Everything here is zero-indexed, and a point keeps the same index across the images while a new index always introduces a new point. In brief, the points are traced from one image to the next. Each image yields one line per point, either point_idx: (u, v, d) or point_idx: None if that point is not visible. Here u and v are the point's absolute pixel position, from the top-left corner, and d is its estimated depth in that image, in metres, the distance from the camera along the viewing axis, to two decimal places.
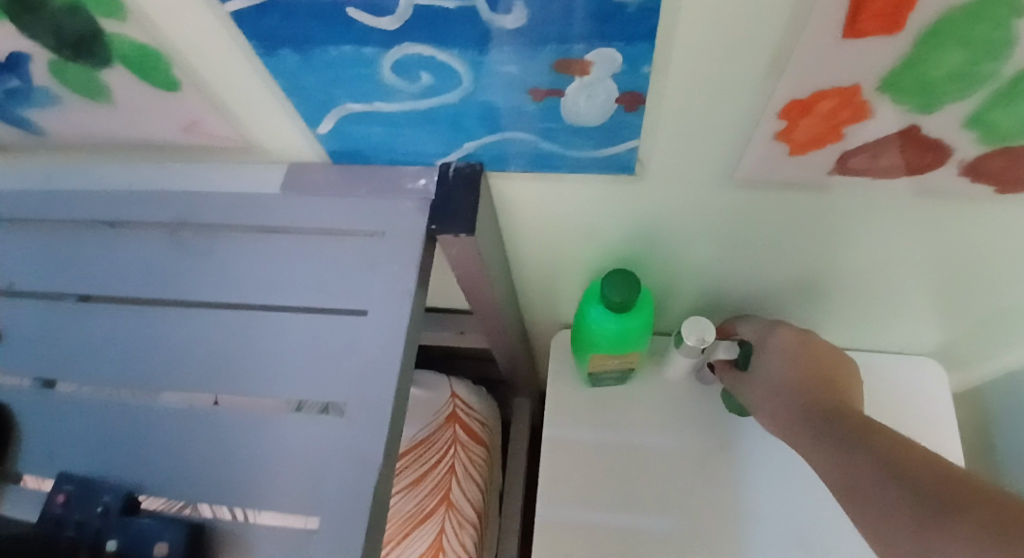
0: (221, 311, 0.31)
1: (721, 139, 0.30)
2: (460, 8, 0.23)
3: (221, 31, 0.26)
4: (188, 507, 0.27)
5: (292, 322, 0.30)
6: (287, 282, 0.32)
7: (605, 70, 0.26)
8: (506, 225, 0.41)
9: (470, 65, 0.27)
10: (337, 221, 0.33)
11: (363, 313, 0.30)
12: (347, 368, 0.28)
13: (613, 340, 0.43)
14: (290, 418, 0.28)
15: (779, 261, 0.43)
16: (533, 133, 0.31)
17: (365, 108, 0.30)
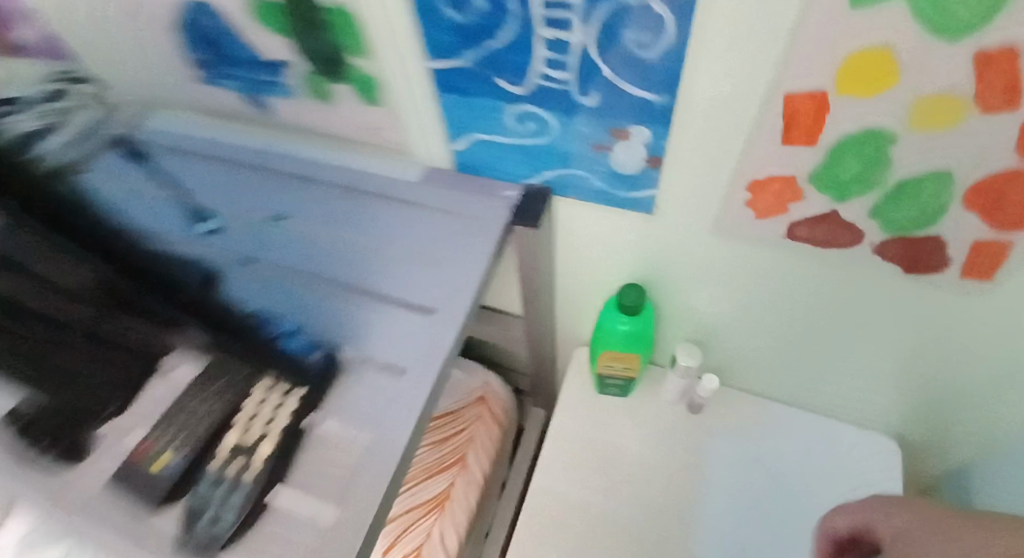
0: (364, 242, 0.47)
1: (713, 203, 0.43)
2: (560, 87, 0.38)
3: (416, 74, 0.43)
4: (327, 345, 0.42)
5: (407, 257, 0.46)
6: (407, 233, 0.47)
7: (639, 137, 0.39)
8: (556, 245, 0.56)
9: (559, 122, 0.41)
10: (446, 202, 0.49)
11: (453, 260, 0.45)
12: (439, 289, 0.44)
13: (623, 340, 0.56)
14: (398, 309, 0.43)
15: (762, 317, 0.55)
16: (589, 172, 0.45)
17: (486, 138, 0.46)
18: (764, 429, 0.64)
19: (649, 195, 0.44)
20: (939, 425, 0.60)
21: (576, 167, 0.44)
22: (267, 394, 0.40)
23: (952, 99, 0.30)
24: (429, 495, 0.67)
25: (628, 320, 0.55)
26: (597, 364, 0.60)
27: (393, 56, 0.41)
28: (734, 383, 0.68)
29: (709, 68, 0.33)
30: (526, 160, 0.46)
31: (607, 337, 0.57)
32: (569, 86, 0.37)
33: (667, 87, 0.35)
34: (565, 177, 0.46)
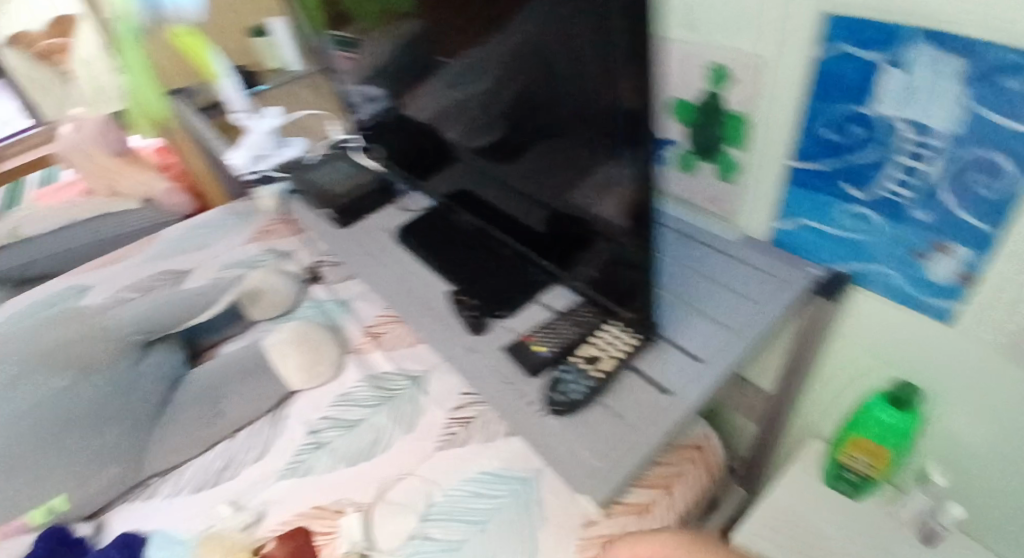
0: (702, 275, 0.74)
1: (1004, 323, 0.58)
2: (897, 200, 0.59)
3: (779, 169, 0.69)
4: (668, 324, 0.69)
5: (729, 293, 0.71)
6: (733, 278, 0.73)
7: (941, 250, 0.59)
8: (843, 326, 0.75)
9: (885, 224, 0.62)
10: (765, 265, 0.73)
11: (764, 303, 0.69)
12: (749, 318, 0.68)
13: (884, 432, 0.73)
14: (715, 319, 0.69)
15: (1014, 440, 0.65)
16: (889, 267, 0.64)
17: (819, 226, 0.69)
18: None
19: (948, 306, 0.62)
20: None
21: (894, 266, 0.64)
22: (622, 336, 0.68)
23: None
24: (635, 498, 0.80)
25: (897, 415, 0.71)
26: (844, 451, 0.77)
27: (770, 156, 0.69)
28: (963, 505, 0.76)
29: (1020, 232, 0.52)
30: (845, 251, 0.68)
31: (868, 423, 0.74)
32: (904, 202, 0.59)
33: (992, 219, 0.53)
34: (878, 272, 0.66)
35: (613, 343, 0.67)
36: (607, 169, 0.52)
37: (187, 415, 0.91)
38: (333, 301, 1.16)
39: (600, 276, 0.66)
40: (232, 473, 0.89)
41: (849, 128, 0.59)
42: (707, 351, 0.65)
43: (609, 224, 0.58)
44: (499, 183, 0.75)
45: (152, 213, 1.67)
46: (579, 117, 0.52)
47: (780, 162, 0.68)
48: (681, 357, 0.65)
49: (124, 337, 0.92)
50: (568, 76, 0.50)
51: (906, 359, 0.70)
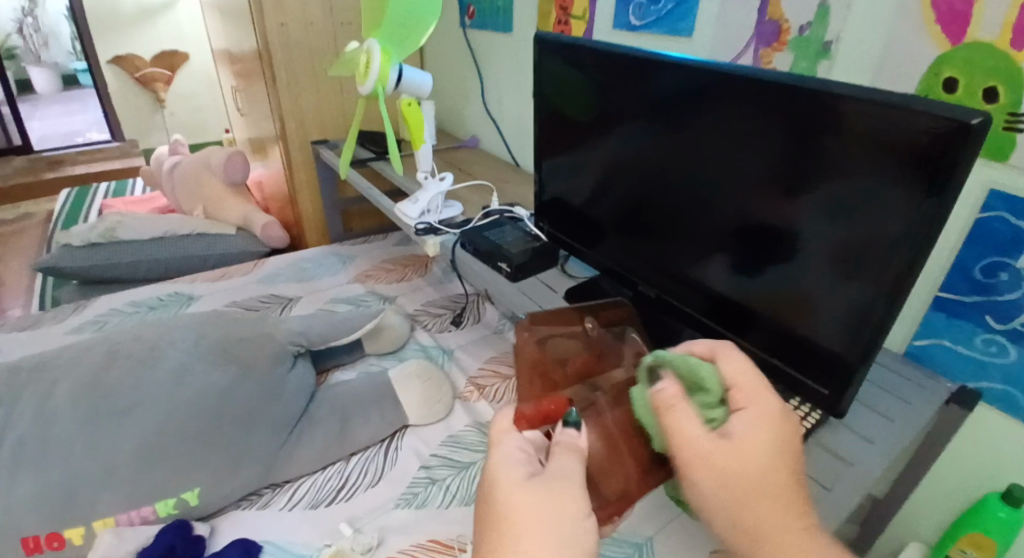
0: (878, 413, 0.69)
1: None
2: (1006, 330, 0.67)
3: (923, 300, 0.75)
4: (836, 450, 0.66)
5: (881, 430, 0.67)
6: (888, 414, 0.69)
7: (1016, 394, 0.68)
8: (951, 453, 0.77)
9: (1019, 351, 0.67)
10: (912, 383, 0.74)
11: (896, 418, 0.68)
12: (893, 435, 0.66)
13: (1002, 525, 0.70)
14: (850, 449, 0.65)
15: None
16: (1014, 389, 0.68)
17: (954, 348, 0.73)
18: None
19: None
20: None
21: (1022, 389, 0.68)
22: (838, 476, 0.62)
23: None
24: None
25: (1013, 510, 0.69)
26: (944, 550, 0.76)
27: (919, 294, 0.75)
28: None
29: None
30: (969, 368, 0.72)
31: (984, 520, 0.71)
32: (1017, 331, 0.66)
33: None
34: (1006, 392, 0.69)
35: (799, 418, 0.68)
36: (800, 240, 0.64)
37: (318, 427, 0.96)
38: (437, 348, 1.18)
39: (876, 347, 0.60)
40: (346, 496, 0.89)
41: (995, 273, 0.67)
42: (876, 434, 0.67)
43: (842, 267, 0.61)
44: (722, 261, 0.75)
45: (245, 241, 1.79)
46: (744, 221, 0.70)
47: (929, 294, 0.74)
48: (853, 437, 0.67)
49: (280, 343, 1.03)
50: (753, 185, 0.67)
51: (1007, 467, 0.72)
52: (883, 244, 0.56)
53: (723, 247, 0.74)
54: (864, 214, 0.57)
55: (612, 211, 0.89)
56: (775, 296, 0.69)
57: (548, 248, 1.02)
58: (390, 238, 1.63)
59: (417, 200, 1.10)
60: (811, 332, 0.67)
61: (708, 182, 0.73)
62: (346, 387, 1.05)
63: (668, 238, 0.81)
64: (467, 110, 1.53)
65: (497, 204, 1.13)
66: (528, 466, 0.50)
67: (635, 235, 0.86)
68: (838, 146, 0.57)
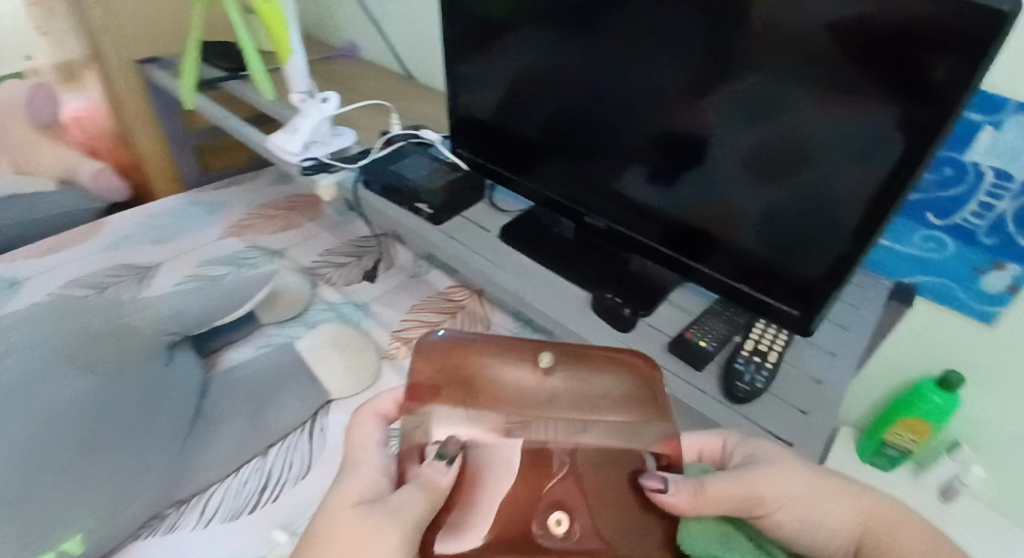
0: (831, 322, 0.68)
1: (972, 333, 0.71)
2: (946, 225, 0.67)
3: None
4: (799, 367, 0.63)
5: (840, 339, 0.67)
6: (846, 323, 0.68)
7: (952, 285, 0.70)
8: (887, 346, 0.79)
9: (959, 245, 0.67)
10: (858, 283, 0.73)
11: (848, 328, 0.68)
12: (851, 348, 0.65)
13: (934, 412, 0.74)
14: (814, 366, 0.64)
15: None
16: (954, 282, 0.70)
17: (893, 247, 0.73)
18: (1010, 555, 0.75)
19: (1000, 310, 0.67)
20: None
21: (956, 279, 0.69)
22: (811, 398, 0.60)
23: None
24: None
25: (947, 396, 0.73)
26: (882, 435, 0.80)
27: None
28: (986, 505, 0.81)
29: None
30: (909, 265, 0.72)
31: (919, 406, 0.75)
32: (958, 225, 0.67)
33: None
34: (942, 285, 0.71)
35: (769, 341, 0.63)
36: (727, 147, 0.58)
37: (223, 425, 0.81)
38: (348, 304, 1.03)
39: (850, 264, 0.55)
40: (272, 496, 0.76)
41: (941, 168, 0.65)
42: (837, 347, 0.66)
43: (777, 172, 0.56)
44: (644, 173, 0.67)
45: (77, 198, 1.44)
46: (666, 130, 0.62)
47: None
48: (815, 351, 0.65)
49: (152, 333, 0.84)
50: (676, 89, 0.58)
51: (941, 352, 0.75)
52: (863, 149, 0.49)
53: (662, 166, 0.65)
54: (809, 117, 0.50)
55: (529, 129, 0.77)
56: (731, 215, 0.62)
57: (470, 178, 0.87)
58: (265, 177, 1.37)
59: (297, 130, 0.89)
60: (744, 244, 0.63)
61: (631, 96, 0.63)
62: (246, 368, 0.89)
63: (601, 160, 0.71)
64: (336, 11, 1.26)
65: (398, 127, 0.95)
66: (371, 493, 0.40)
67: (563, 157, 0.75)
68: (783, 40, 0.48)
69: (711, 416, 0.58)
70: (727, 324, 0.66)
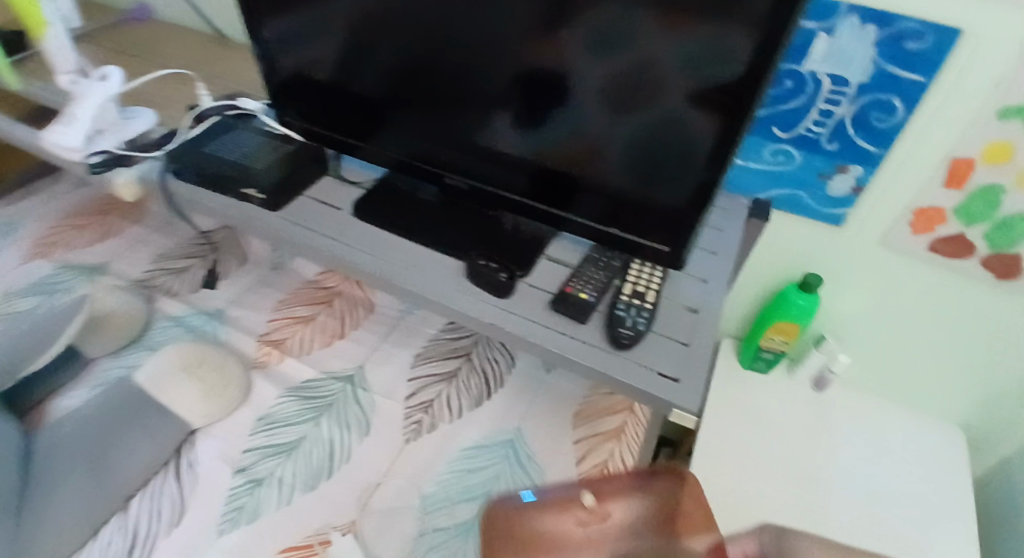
0: (697, 248, 0.68)
1: (823, 234, 0.75)
2: (791, 137, 0.69)
3: None
4: (674, 300, 0.61)
5: (707, 261, 0.67)
6: (711, 245, 0.69)
7: (803, 193, 0.73)
8: (753, 259, 0.82)
9: (804, 154, 0.70)
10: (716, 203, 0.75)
11: (714, 252, 0.68)
12: (720, 270, 0.65)
13: (799, 314, 0.77)
14: (690, 293, 0.62)
15: (893, 316, 0.79)
16: (805, 191, 0.72)
17: (747, 164, 0.74)
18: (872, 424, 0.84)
19: (845, 211, 0.71)
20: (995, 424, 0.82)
21: (806, 188, 0.72)
22: (692, 328, 0.59)
23: None
24: (560, 461, 0.79)
25: (810, 297, 0.76)
26: (757, 342, 0.83)
27: None
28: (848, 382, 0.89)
29: (915, 133, 0.64)
30: (764, 181, 0.74)
31: (787, 310, 0.78)
32: (802, 134, 0.69)
33: (887, 143, 0.65)
34: (794, 195, 0.73)
35: (646, 280, 0.61)
36: (585, 81, 0.53)
37: (63, 489, 0.70)
38: (199, 316, 0.90)
39: (711, 189, 0.54)
40: (144, 554, 0.68)
41: (782, 80, 0.66)
42: (708, 272, 0.65)
43: (638, 103, 0.52)
44: (504, 119, 0.61)
45: None
46: (520, 68, 0.56)
47: None
48: (689, 280, 0.64)
49: None
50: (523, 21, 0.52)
51: (799, 257, 0.79)
52: (711, 68, 0.46)
53: (516, 109, 0.60)
54: (662, 40, 0.47)
55: (366, 86, 0.67)
56: (597, 155, 0.58)
57: (307, 149, 0.76)
58: (67, 180, 1.15)
59: (74, 120, 0.72)
60: (614, 185, 0.60)
61: (470, 29, 0.56)
62: (82, 419, 0.77)
63: (451, 109, 0.64)
64: None
65: (210, 100, 0.80)
66: None
67: (410, 113, 0.67)
68: None
69: (596, 368, 0.54)
70: (604, 268, 0.63)
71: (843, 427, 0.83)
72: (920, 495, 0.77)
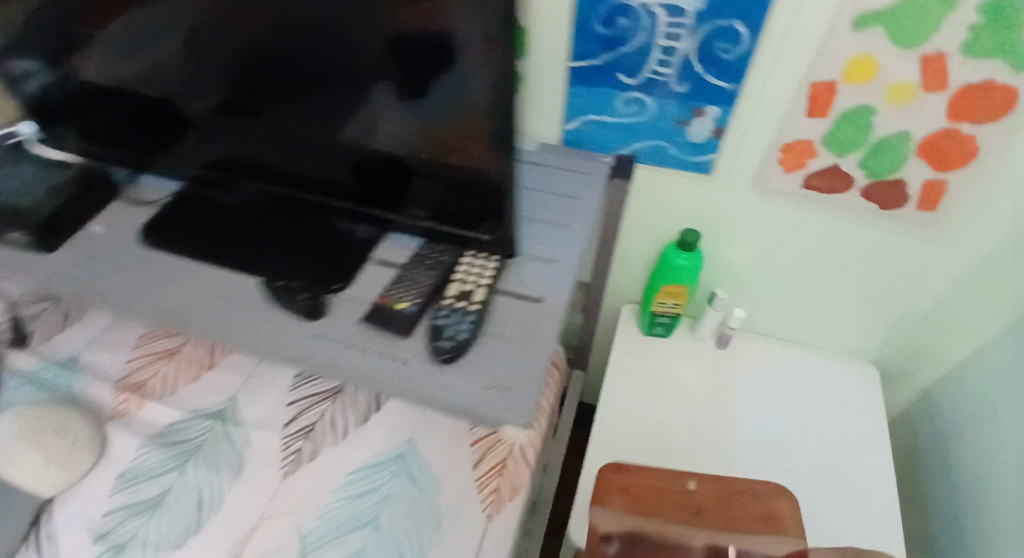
0: (545, 222, 0.60)
1: (695, 184, 0.68)
2: (638, 82, 0.61)
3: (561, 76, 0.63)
4: (513, 289, 0.53)
5: (555, 235, 0.59)
6: (560, 216, 0.61)
7: (665, 143, 0.65)
8: (630, 219, 0.75)
9: (657, 100, 0.62)
10: (567, 166, 0.67)
11: (568, 225, 0.60)
12: (568, 245, 0.58)
13: (682, 273, 0.72)
14: (531, 279, 0.54)
15: (785, 260, 0.72)
16: (666, 140, 0.65)
17: (600, 119, 0.66)
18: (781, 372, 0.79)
19: (711, 158, 0.64)
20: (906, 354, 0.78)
21: (668, 137, 0.64)
22: (531, 324, 0.51)
23: (909, 85, 0.52)
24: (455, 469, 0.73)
25: (689, 255, 0.70)
26: (650, 307, 0.77)
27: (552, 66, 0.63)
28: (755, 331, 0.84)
29: (767, 61, 0.55)
30: (622, 134, 0.66)
31: (669, 272, 0.72)
32: (648, 79, 0.60)
33: (739, 77, 0.57)
34: (656, 146, 0.65)
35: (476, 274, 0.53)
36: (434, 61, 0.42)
37: None
38: (45, 368, 0.81)
39: None
40: None
41: (614, 20, 0.57)
42: (557, 249, 0.57)
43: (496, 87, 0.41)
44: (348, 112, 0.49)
45: None
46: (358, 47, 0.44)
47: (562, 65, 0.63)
48: (533, 263, 0.56)
49: None
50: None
51: (679, 212, 0.72)
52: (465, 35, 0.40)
53: (285, 103, 0.51)
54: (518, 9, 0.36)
55: (125, 91, 0.57)
56: (456, 151, 0.47)
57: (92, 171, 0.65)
58: None
59: None
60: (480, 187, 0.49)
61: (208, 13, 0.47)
62: None
63: (224, 111, 0.55)
64: None
65: None
66: None
67: (181, 117, 0.57)
68: None
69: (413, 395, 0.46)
70: (431, 267, 0.54)
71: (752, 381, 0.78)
72: (831, 444, 0.72)
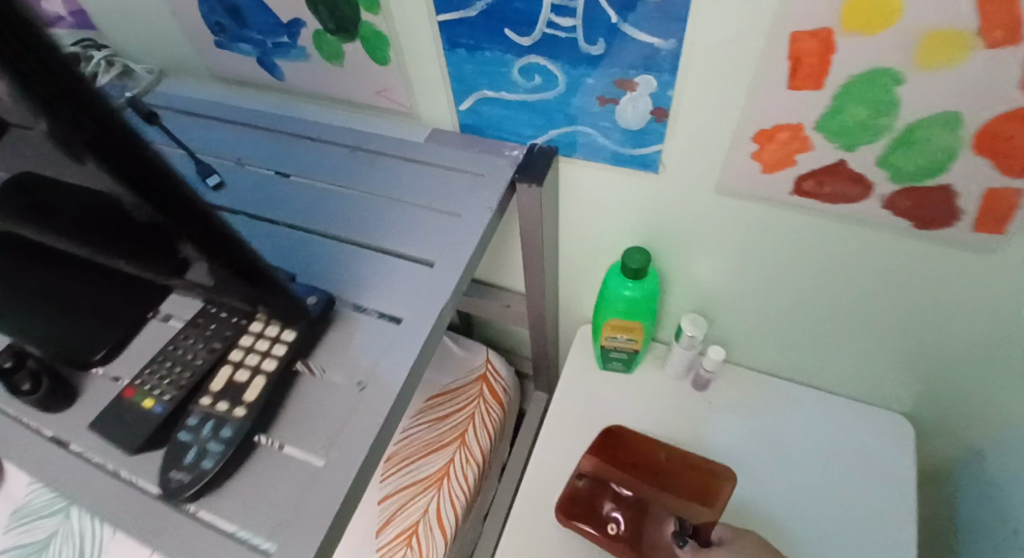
0: (401, 258, 0.43)
1: (639, 184, 0.48)
2: (533, 43, 0.40)
3: (431, 38, 0.44)
4: (327, 369, 0.38)
5: (411, 276, 0.42)
6: (424, 246, 0.44)
7: (587, 129, 0.45)
8: (565, 224, 0.56)
9: (563, 68, 0.41)
10: (456, 166, 0.48)
11: (430, 262, 0.43)
12: (421, 294, 0.41)
13: (629, 304, 0.53)
14: (359, 351, 0.39)
15: (775, 284, 0.51)
16: (587, 125, 0.45)
17: (495, 96, 0.46)
18: (772, 422, 0.59)
19: (657, 150, 0.44)
20: (946, 414, 0.56)
21: (589, 121, 0.44)
22: (336, 428, 0.36)
23: (962, 31, 0.30)
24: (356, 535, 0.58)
25: (636, 283, 0.52)
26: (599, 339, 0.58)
27: (416, 24, 0.43)
28: (742, 364, 0.64)
29: None
30: (529, 117, 0.46)
31: (614, 303, 0.54)
32: (546, 36, 0.39)
33: (679, 28, 0.35)
34: (575, 133, 0.45)
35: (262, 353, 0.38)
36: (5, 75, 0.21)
37: None
38: None
39: None
40: None
41: None
42: (404, 298, 0.41)
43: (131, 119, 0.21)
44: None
45: None
46: None
47: (426, 23, 0.43)
48: (368, 322, 0.40)
49: None
50: None
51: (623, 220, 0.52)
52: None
53: None
54: None
55: None
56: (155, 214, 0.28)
57: None
58: None
59: None
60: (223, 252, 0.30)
61: None
62: None
63: None
64: None
65: None
66: None
67: None
68: None
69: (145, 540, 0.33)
70: (213, 341, 0.39)
71: (729, 434, 0.59)
72: (828, 534, 0.52)
